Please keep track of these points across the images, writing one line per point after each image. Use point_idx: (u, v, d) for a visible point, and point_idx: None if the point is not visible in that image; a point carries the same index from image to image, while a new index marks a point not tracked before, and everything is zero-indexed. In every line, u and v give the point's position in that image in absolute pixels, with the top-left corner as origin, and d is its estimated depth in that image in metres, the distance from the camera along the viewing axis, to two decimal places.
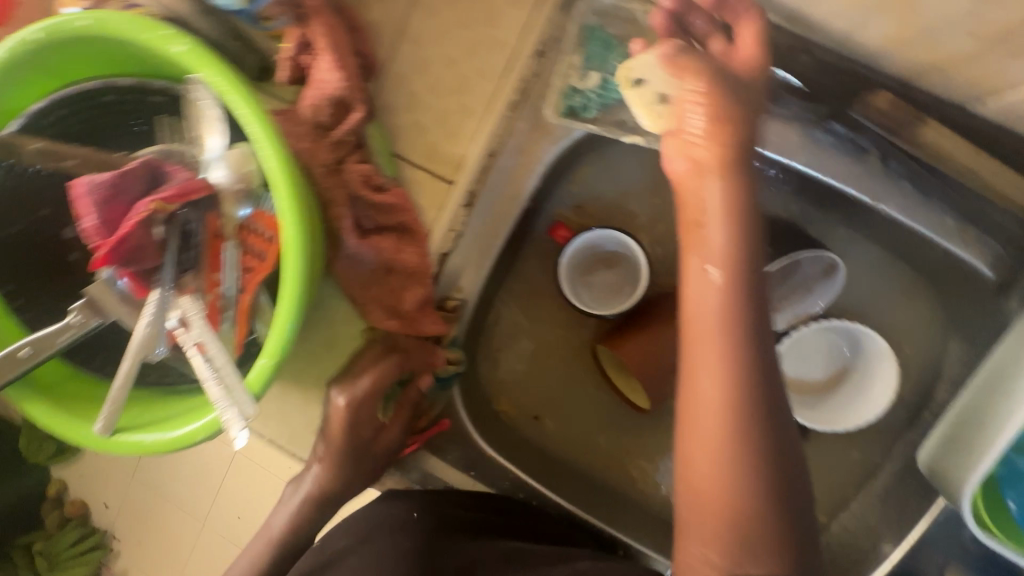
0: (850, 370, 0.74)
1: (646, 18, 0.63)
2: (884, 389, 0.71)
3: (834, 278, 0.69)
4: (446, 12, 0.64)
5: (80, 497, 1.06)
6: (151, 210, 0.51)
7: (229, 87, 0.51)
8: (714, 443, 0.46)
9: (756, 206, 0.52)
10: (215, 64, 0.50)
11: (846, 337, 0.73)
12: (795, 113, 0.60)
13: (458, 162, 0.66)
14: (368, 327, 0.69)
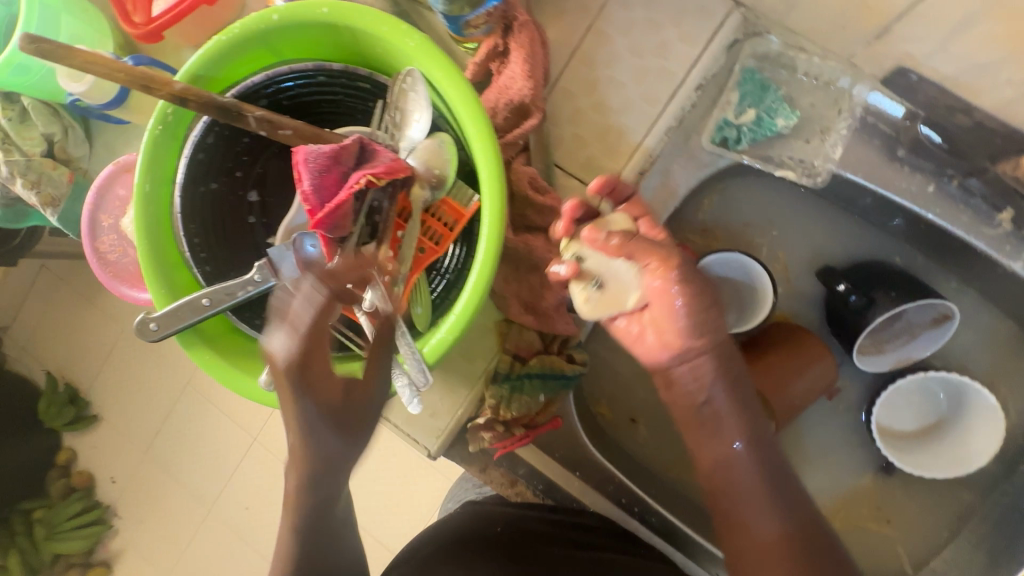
0: (947, 415, 0.79)
1: (804, 66, 0.68)
2: (988, 437, 0.74)
3: (947, 327, 0.72)
4: (622, 40, 0.69)
5: (87, 469, 1.27)
6: (365, 182, 0.55)
7: (451, 80, 0.56)
8: (766, 537, 0.56)
9: (739, 363, 0.62)
10: (442, 57, 0.56)
11: (944, 384, 0.78)
12: (934, 169, 0.66)
13: (612, 176, 0.71)
14: (503, 319, 0.73)
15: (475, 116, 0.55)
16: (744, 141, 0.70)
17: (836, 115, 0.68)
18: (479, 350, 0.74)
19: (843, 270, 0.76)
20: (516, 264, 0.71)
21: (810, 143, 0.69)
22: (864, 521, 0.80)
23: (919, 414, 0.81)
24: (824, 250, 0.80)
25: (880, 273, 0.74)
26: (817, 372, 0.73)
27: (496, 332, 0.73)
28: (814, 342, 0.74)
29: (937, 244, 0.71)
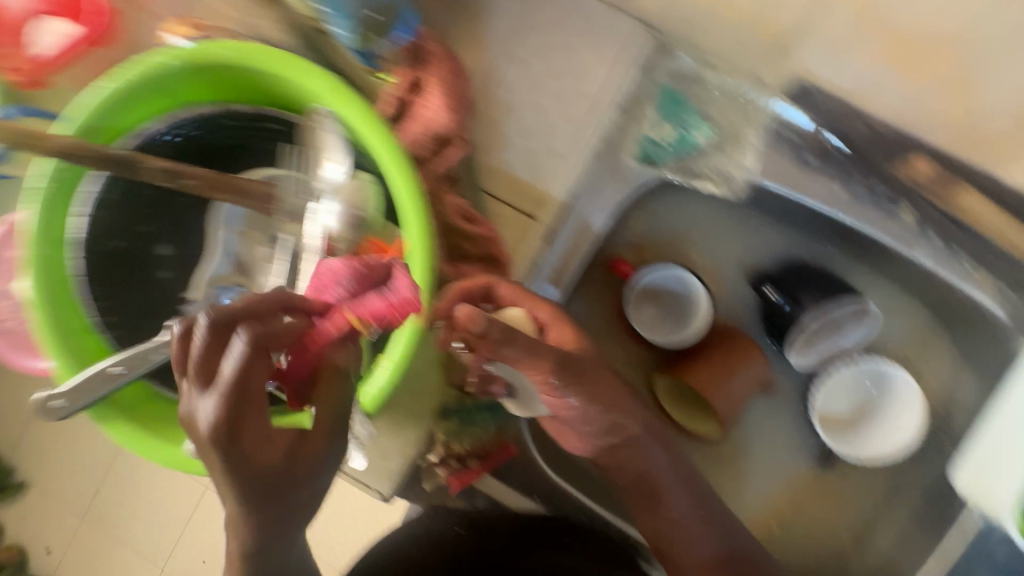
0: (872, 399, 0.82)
1: (713, 82, 0.71)
2: (910, 418, 0.79)
3: (866, 319, 0.77)
4: (539, 65, 0.70)
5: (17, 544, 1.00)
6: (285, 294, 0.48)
7: (367, 121, 0.54)
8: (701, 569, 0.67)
9: (676, 431, 0.71)
10: (355, 99, 0.54)
11: (870, 371, 0.80)
12: (842, 173, 0.69)
13: (542, 198, 0.71)
14: (445, 354, 0.70)
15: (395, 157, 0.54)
16: (669, 156, 0.72)
17: (749, 127, 0.70)
18: (423, 390, 0.70)
19: (774, 272, 0.79)
20: (458, 299, 0.68)
21: (729, 156, 0.71)
22: (815, 512, 0.82)
23: (856, 403, 0.82)
24: (753, 254, 0.82)
25: (804, 273, 0.78)
26: (754, 374, 0.76)
27: (442, 371, 0.70)
28: (751, 345, 0.76)
29: (853, 242, 0.74)
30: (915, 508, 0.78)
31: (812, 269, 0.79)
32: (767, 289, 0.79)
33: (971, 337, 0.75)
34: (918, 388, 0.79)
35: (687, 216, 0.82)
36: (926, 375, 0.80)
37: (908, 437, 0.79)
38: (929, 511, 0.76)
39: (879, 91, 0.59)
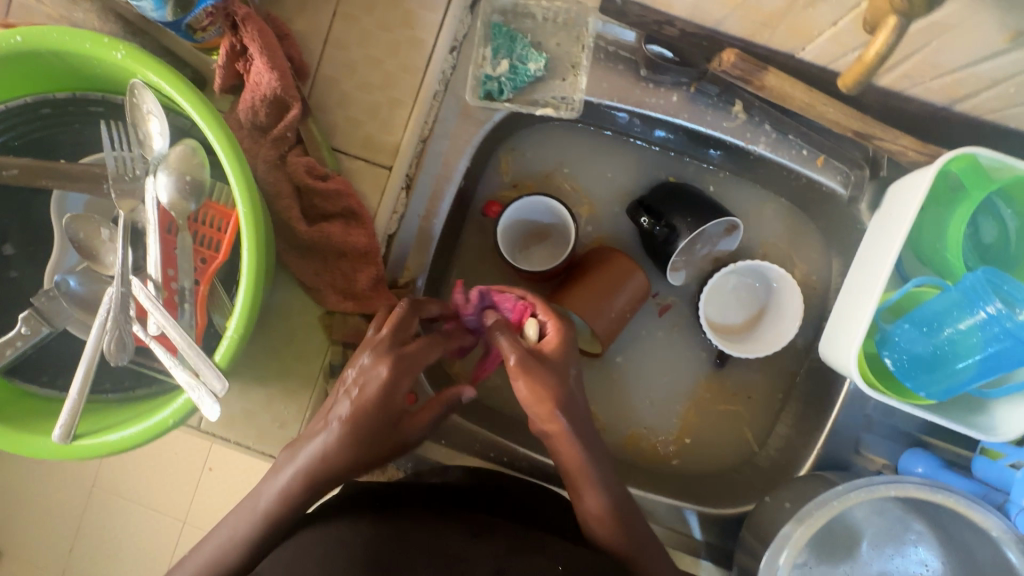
0: (763, 304, 0.85)
1: (540, 13, 0.74)
2: (791, 320, 0.81)
3: (736, 234, 0.81)
4: (367, 19, 0.71)
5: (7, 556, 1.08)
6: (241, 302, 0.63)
7: (176, 87, 0.55)
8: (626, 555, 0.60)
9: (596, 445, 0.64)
10: (159, 66, 0.54)
11: (755, 275, 0.84)
12: (672, 81, 0.73)
13: (394, 149, 0.72)
14: (324, 312, 0.73)
15: (211, 121, 0.55)
16: (507, 91, 0.74)
17: (580, 50, 0.74)
18: (307, 349, 0.73)
19: (648, 198, 0.81)
20: (323, 255, 0.71)
21: (567, 81, 0.74)
22: (718, 412, 0.85)
23: (743, 305, 0.86)
24: (620, 177, 0.85)
25: (677, 193, 0.79)
26: (634, 287, 0.78)
27: (322, 328, 0.73)
28: (624, 261, 0.77)
29: (699, 147, 0.79)
30: (805, 389, 0.83)
31: (683, 189, 0.80)
32: (644, 217, 0.80)
33: (825, 219, 0.79)
34: (799, 292, 0.81)
35: (551, 151, 0.85)
36: (799, 266, 0.84)
37: (793, 328, 0.80)
38: (815, 389, 0.81)
39: None
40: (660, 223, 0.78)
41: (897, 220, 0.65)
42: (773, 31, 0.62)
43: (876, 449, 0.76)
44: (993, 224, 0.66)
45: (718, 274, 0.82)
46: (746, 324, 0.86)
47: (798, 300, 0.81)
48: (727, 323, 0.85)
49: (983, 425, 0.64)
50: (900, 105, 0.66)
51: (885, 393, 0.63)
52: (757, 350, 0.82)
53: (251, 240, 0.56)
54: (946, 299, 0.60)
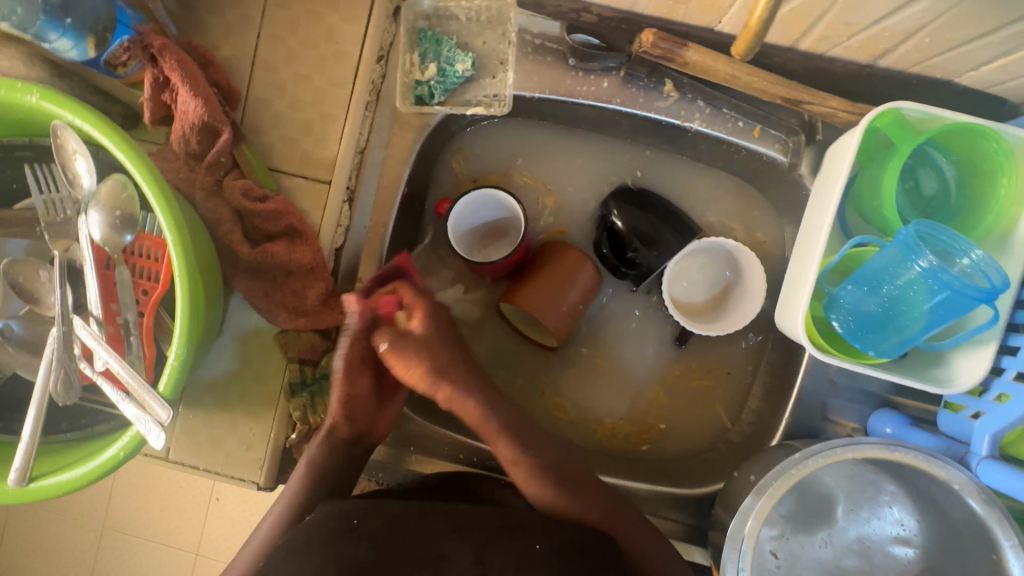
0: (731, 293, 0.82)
1: (463, 14, 0.74)
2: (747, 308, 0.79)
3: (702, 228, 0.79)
4: (291, 38, 0.72)
5: None
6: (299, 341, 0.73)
7: (113, 138, 0.55)
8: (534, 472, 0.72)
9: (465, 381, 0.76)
10: (92, 114, 0.55)
11: (728, 264, 0.82)
12: (601, 67, 0.73)
13: (331, 163, 0.73)
14: (279, 332, 0.73)
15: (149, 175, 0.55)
16: (437, 94, 0.74)
17: (506, 46, 0.74)
18: (266, 370, 0.74)
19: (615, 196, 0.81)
20: (272, 275, 0.72)
21: (497, 78, 0.75)
22: (688, 393, 0.85)
23: (710, 285, 0.83)
24: (566, 169, 0.84)
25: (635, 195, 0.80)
26: (583, 278, 0.77)
27: (278, 347, 0.73)
28: (569, 254, 0.77)
29: (639, 130, 0.79)
30: (772, 361, 0.82)
31: (641, 195, 0.81)
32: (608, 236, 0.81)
33: (773, 189, 0.79)
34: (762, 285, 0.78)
35: (495, 149, 0.85)
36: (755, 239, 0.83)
37: (759, 303, 0.77)
38: (781, 360, 0.80)
39: None
40: (630, 248, 0.79)
41: (832, 185, 0.66)
42: (685, 7, 0.62)
43: (845, 413, 0.75)
44: (932, 175, 0.66)
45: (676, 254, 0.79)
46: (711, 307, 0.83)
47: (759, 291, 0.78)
48: (696, 304, 0.83)
49: (940, 377, 0.63)
50: (824, 66, 0.65)
51: (836, 357, 0.63)
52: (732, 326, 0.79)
53: (190, 287, 0.57)
54: (884, 256, 0.59)
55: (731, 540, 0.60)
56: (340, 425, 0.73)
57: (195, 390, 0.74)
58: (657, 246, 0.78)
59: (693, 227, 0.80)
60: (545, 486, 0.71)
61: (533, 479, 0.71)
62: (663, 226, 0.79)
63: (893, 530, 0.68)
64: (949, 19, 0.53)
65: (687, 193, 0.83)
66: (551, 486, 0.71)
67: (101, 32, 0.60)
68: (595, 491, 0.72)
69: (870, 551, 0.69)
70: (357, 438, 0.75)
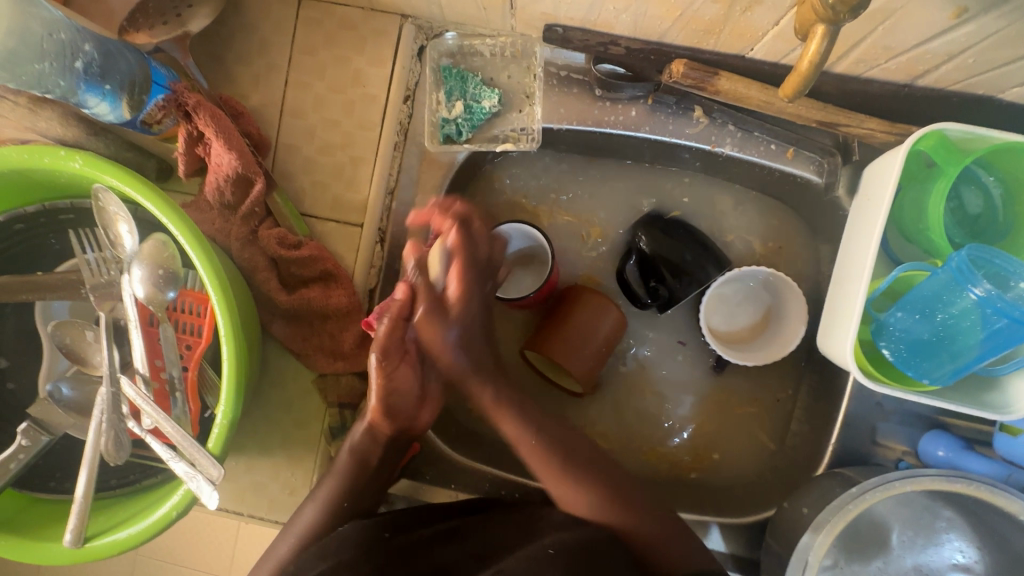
0: (762, 334, 0.82)
1: (487, 50, 0.74)
2: (767, 354, 0.79)
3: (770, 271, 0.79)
4: (318, 84, 0.72)
5: None
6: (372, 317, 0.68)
7: (158, 204, 0.55)
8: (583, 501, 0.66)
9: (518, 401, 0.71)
10: (136, 179, 0.55)
11: (775, 310, 0.81)
12: (628, 96, 0.73)
13: (362, 206, 0.73)
14: (317, 375, 0.73)
15: (192, 240, 0.55)
16: (465, 131, 0.74)
17: (532, 79, 0.74)
18: (306, 413, 0.74)
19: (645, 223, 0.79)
20: (309, 320, 0.72)
21: (523, 112, 0.75)
22: (729, 417, 0.83)
23: (752, 311, 0.82)
24: (598, 197, 0.83)
25: (665, 224, 0.79)
26: (606, 323, 0.76)
27: (317, 391, 0.73)
28: (592, 299, 0.76)
29: (669, 156, 0.78)
30: (813, 383, 0.80)
31: (671, 220, 0.79)
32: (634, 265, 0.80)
33: (809, 208, 0.78)
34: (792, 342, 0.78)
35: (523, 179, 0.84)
36: (792, 259, 0.82)
37: (787, 347, 0.77)
38: (824, 382, 0.78)
39: (610, 15, 0.62)
40: (653, 278, 0.78)
41: (875, 208, 0.64)
42: (716, 37, 0.61)
43: (893, 436, 0.74)
44: (977, 193, 0.64)
45: (715, 280, 0.79)
46: (744, 337, 0.82)
47: (788, 345, 0.78)
48: (735, 332, 0.82)
49: (996, 403, 0.61)
50: (861, 88, 0.64)
51: (888, 386, 0.62)
52: (773, 356, 0.78)
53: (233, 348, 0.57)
54: (935, 282, 0.58)
55: None
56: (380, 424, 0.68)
57: (237, 437, 0.74)
58: (686, 275, 0.77)
59: (727, 260, 0.79)
60: (585, 496, 0.66)
61: (559, 484, 0.67)
62: (689, 254, 0.78)
63: (955, 557, 0.66)
64: (996, 42, 0.51)
65: (720, 215, 0.82)
66: (591, 499, 0.66)
67: (138, 95, 0.61)
68: (636, 496, 0.68)
69: None
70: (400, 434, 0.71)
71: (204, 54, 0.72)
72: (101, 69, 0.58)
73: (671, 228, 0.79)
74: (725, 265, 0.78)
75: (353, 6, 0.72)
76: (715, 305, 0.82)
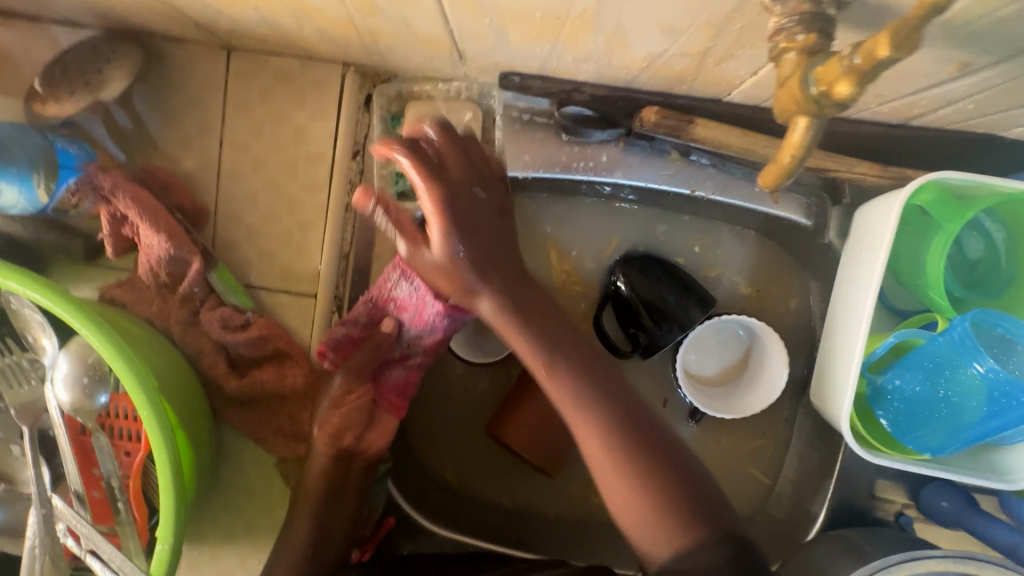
0: (726, 388, 0.78)
1: (440, 95, 0.67)
2: (721, 408, 0.76)
3: (768, 339, 0.75)
4: (255, 144, 0.65)
5: None
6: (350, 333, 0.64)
7: (77, 317, 0.49)
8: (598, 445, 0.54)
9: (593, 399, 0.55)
10: (44, 289, 0.49)
11: (748, 374, 0.78)
12: (596, 140, 0.67)
13: (314, 275, 0.67)
14: (278, 459, 0.68)
15: (116, 359, 0.50)
16: None
17: (491, 124, 0.67)
18: (268, 499, 0.69)
19: (624, 269, 0.73)
20: (264, 403, 0.67)
21: None
22: None
23: (731, 359, 0.78)
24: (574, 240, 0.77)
25: (645, 267, 0.73)
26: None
27: (279, 475, 0.69)
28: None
29: (647, 198, 0.72)
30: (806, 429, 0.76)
31: (647, 257, 0.74)
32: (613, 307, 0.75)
33: (798, 247, 0.72)
34: (747, 411, 0.75)
35: None
36: (790, 296, 0.76)
37: (739, 412, 0.74)
38: (818, 430, 0.74)
39: (569, 64, 0.55)
40: (632, 324, 0.73)
41: (870, 259, 0.58)
42: (689, 84, 0.55)
43: (894, 489, 0.70)
44: (977, 237, 0.59)
45: (699, 324, 0.73)
46: (717, 380, 0.78)
47: (742, 412, 0.75)
48: (709, 376, 0.78)
49: (1000, 469, 0.57)
50: (850, 130, 0.58)
51: (886, 456, 0.57)
52: (742, 410, 0.75)
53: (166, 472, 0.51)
54: (936, 350, 0.53)
55: None
56: (322, 445, 0.63)
57: (198, 525, 0.69)
58: (667, 321, 0.71)
59: (712, 301, 0.73)
60: (637, 478, 0.53)
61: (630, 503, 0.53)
62: (671, 296, 0.72)
63: None
64: (1001, 91, 0.46)
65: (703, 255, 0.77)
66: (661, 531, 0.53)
67: (45, 181, 0.55)
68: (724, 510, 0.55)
69: None
70: (346, 456, 0.64)
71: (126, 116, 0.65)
72: None
73: (649, 270, 0.73)
74: (710, 305, 0.73)
75: (288, 55, 0.64)
76: (704, 343, 0.77)
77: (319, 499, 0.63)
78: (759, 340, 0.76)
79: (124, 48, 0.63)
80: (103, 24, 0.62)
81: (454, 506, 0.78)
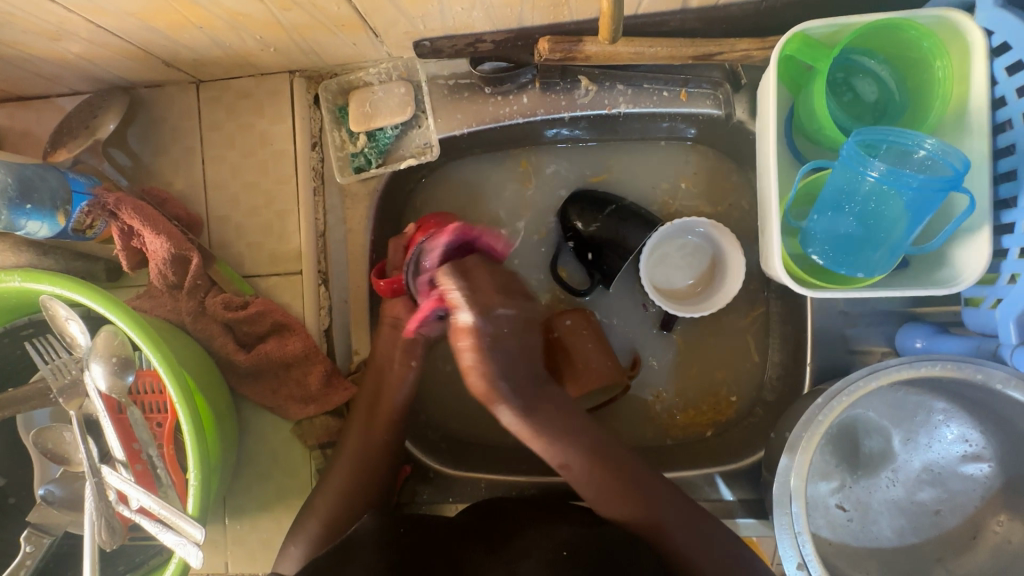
0: (689, 295, 0.82)
1: (373, 79, 0.77)
2: (683, 310, 0.78)
3: (722, 237, 0.78)
4: (230, 154, 0.77)
5: None
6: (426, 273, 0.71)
7: (107, 304, 0.58)
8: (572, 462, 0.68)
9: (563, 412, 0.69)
10: (82, 285, 0.57)
11: (709, 275, 0.82)
12: (516, 86, 0.75)
13: (297, 254, 0.76)
14: (295, 424, 0.76)
15: (133, 326, 0.58)
16: (373, 159, 0.77)
17: (422, 94, 0.77)
18: (291, 461, 0.76)
19: (576, 209, 0.79)
20: (273, 374, 0.75)
21: (421, 127, 0.77)
22: (711, 365, 0.82)
23: (694, 267, 0.82)
24: (522, 185, 0.84)
25: (593, 199, 0.79)
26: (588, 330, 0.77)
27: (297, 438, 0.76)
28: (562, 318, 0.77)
29: (575, 130, 0.80)
30: (779, 309, 0.79)
31: (592, 194, 0.80)
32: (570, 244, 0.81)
33: (724, 141, 0.79)
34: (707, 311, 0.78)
35: (451, 187, 0.84)
36: (731, 190, 0.82)
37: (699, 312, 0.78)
38: (788, 306, 0.78)
39: (460, 16, 0.64)
40: (589, 258, 0.80)
41: (768, 121, 0.63)
42: (566, 5, 0.63)
43: (870, 339, 0.71)
44: (868, 80, 0.63)
45: (650, 241, 0.78)
46: (684, 289, 0.82)
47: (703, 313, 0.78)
48: (676, 288, 0.82)
49: (946, 278, 0.59)
50: (722, 14, 0.65)
51: (828, 289, 0.60)
52: (704, 310, 0.79)
53: (192, 429, 0.59)
54: (837, 175, 0.57)
55: (779, 506, 0.60)
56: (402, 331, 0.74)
57: (235, 498, 0.76)
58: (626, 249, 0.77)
59: (657, 218, 0.78)
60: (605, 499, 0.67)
61: (605, 495, 0.67)
62: (625, 226, 0.77)
63: (959, 449, 0.64)
64: None
65: (644, 171, 0.83)
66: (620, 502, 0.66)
67: (64, 207, 0.67)
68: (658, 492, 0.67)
69: (942, 478, 0.65)
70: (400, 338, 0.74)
71: (127, 158, 0.78)
72: (21, 193, 0.63)
73: (597, 204, 0.78)
74: (657, 223, 0.77)
75: (245, 76, 0.76)
76: (663, 257, 0.82)
77: (369, 411, 0.72)
78: (710, 240, 0.80)
79: (115, 100, 0.76)
80: (94, 85, 0.75)
81: (469, 450, 0.82)
